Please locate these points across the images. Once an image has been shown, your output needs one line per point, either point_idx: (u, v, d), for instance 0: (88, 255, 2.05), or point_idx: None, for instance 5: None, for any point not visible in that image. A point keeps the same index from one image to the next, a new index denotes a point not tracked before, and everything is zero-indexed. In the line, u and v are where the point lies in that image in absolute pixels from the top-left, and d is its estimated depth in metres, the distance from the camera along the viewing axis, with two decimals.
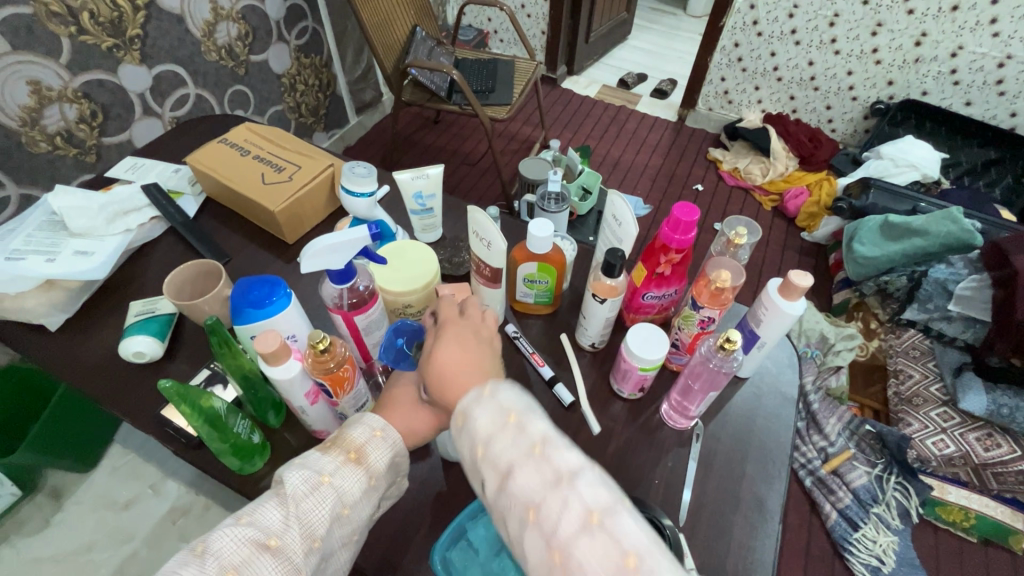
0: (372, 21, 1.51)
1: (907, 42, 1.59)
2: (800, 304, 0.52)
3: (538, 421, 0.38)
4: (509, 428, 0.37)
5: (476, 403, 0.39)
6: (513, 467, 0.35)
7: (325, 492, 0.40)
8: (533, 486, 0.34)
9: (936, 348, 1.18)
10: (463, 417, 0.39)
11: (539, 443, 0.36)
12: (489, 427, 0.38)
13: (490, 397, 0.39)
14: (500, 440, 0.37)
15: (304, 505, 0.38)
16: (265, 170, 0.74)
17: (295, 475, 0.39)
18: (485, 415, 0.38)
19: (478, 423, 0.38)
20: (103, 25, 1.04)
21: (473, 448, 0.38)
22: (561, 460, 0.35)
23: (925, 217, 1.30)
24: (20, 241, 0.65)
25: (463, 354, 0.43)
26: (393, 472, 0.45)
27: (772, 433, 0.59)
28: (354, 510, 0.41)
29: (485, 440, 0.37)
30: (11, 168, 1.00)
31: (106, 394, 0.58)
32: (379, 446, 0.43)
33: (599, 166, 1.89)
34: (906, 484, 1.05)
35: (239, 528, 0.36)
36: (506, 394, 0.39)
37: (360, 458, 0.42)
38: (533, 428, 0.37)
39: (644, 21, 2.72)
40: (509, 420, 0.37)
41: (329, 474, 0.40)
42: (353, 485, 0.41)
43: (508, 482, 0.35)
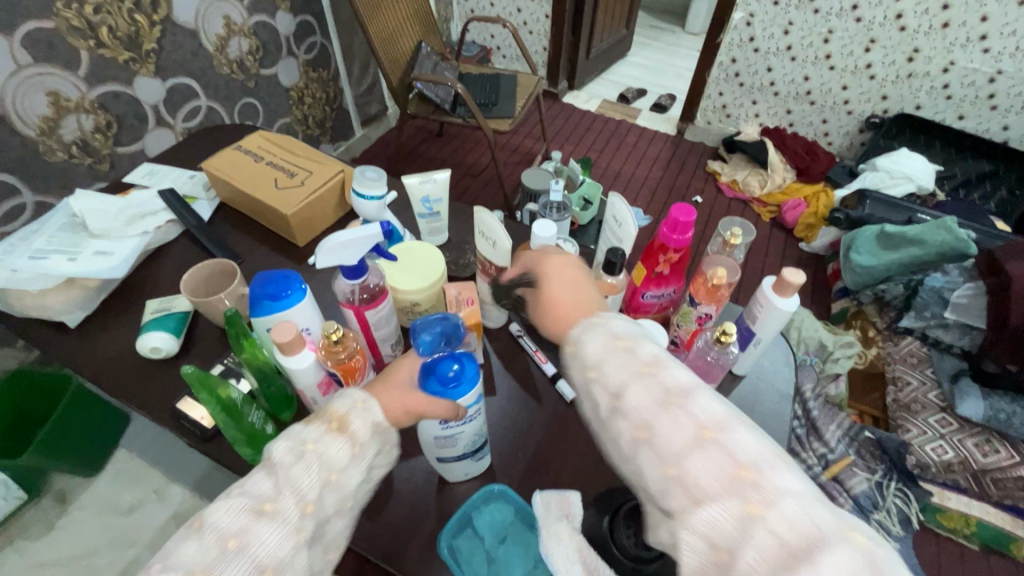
0: (379, 36, 1.56)
1: (899, 58, 1.63)
2: (794, 301, 0.54)
3: (647, 347, 0.41)
4: (619, 352, 0.41)
5: (586, 331, 0.44)
6: (624, 386, 0.39)
7: (311, 458, 0.40)
8: (642, 406, 0.37)
9: (934, 355, 1.20)
10: (575, 346, 0.44)
11: (648, 365, 0.39)
12: (601, 353, 0.42)
13: (602, 324, 0.44)
14: (612, 364, 0.41)
15: (294, 473, 0.39)
16: (279, 176, 0.77)
17: (279, 445, 0.40)
18: (596, 343, 0.42)
19: (590, 350, 0.42)
20: (120, 39, 1.08)
21: (584, 372, 0.42)
22: (671, 380, 0.38)
23: (921, 226, 1.33)
24: (42, 241, 0.67)
25: (562, 297, 0.48)
26: (380, 438, 0.45)
27: (769, 429, 0.61)
28: (344, 476, 0.42)
29: (596, 364, 0.41)
30: (28, 175, 1.03)
31: (123, 388, 0.60)
32: (359, 414, 0.43)
33: (601, 178, 1.93)
34: (905, 490, 1.06)
35: (232, 499, 0.37)
36: (615, 324, 0.44)
37: (344, 427, 0.43)
38: (643, 353, 0.40)
39: (643, 38, 2.78)
40: (618, 346, 0.41)
41: (313, 442, 0.41)
42: (338, 451, 0.41)
43: (620, 400, 0.39)
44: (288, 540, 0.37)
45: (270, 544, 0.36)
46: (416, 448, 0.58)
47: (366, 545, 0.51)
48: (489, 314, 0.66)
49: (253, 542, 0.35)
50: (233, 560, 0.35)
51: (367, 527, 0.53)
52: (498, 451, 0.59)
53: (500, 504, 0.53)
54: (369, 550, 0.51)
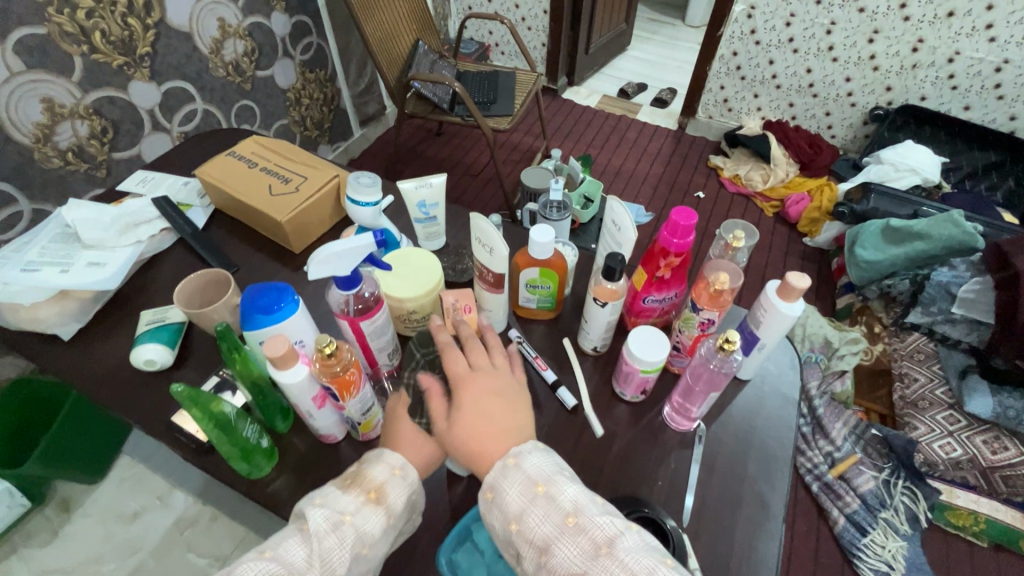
0: (376, 35, 1.55)
1: (903, 48, 1.61)
2: (799, 305, 0.53)
3: (567, 491, 0.40)
4: (539, 500, 0.40)
5: (503, 476, 0.41)
6: (550, 541, 0.38)
7: (347, 531, 0.40)
8: (573, 558, 0.37)
9: (941, 351, 1.20)
10: (493, 493, 0.41)
11: (571, 514, 0.39)
12: (520, 501, 0.40)
13: (517, 467, 0.41)
14: (534, 515, 0.39)
15: (326, 543, 0.39)
16: (273, 182, 0.76)
17: (318, 514, 0.40)
18: (513, 490, 0.40)
19: (510, 499, 0.40)
20: (113, 43, 1.07)
21: (505, 523, 0.40)
22: (596, 529, 0.38)
23: (928, 220, 1.31)
24: (34, 252, 0.66)
25: (494, 424, 0.43)
26: (410, 511, 0.46)
27: (774, 434, 0.59)
28: (373, 550, 0.42)
29: (517, 515, 0.40)
30: (24, 183, 1.02)
31: (118, 401, 0.59)
32: (397, 484, 0.44)
33: (601, 175, 1.91)
34: (914, 488, 1.05)
35: (262, 562, 0.36)
36: (532, 464, 0.42)
37: (380, 498, 0.43)
38: (564, 498, 0.40)
39: (643, 32, 2.76)
40: (538, 492, 0.40)
41: (351, 514, 0.41)
42: (374, 524, 0.42)
43: (549, 556, 0.38)
44: None
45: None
46: None
47: None
48: (487, 321, 0.65)
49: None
50: None
51: None
52: None
53: None
54: None
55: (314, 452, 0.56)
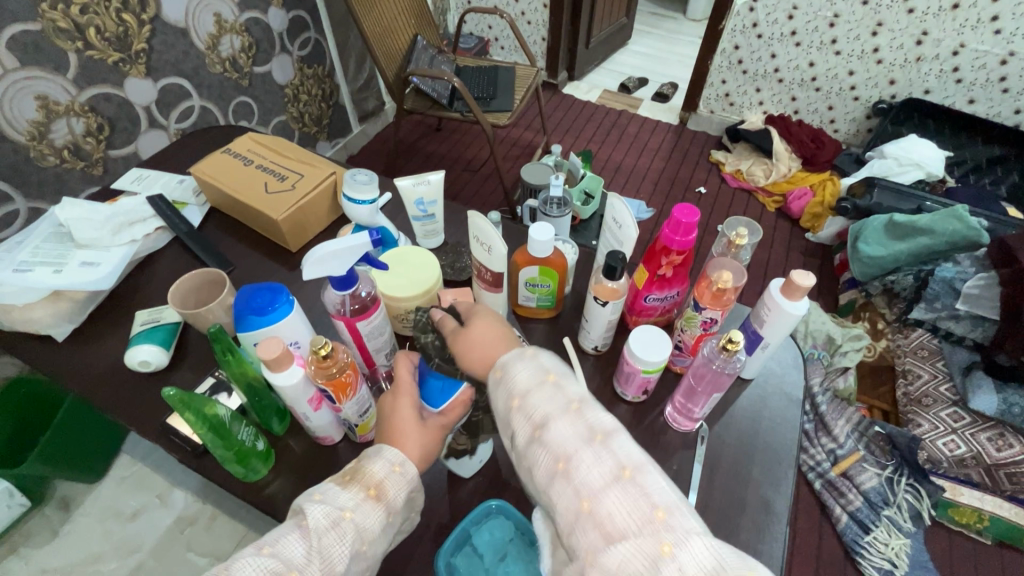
0: (374, 30, 1.53)
1: (908, 41, 1.59)
2: (804, 304, 0.52)
3: (574, 385, 0.41)
4: (547, 387, 0.41)
5: (516, 360, 0.43)
6: (548, 418, 0.39)
7: (347, 528, 0.39)
8: (568, 441, 0.37)
9: (945, 347, 1.19)
10: (503, 370, 0.43)
11: (576, 404, 0.39)
12: (530, 381, 0.41)
13: (532, 356, 0.43)
14: (539, 395, 0.40)
15: (326, 540, 0.38)
16: (268, 179, 0.75)
17: (318, 510, 0.39)
18: (525, 371, 0.42)
19: (517, 377, 0.41)
20: (109, 40, 1.06)
21: (508, 399, 0.41)
22: (596, 420, 0.38)
23: (931, 215, 1.30)
24: (28, 252, 0.65)
25: (492, 331, 0.47)
26: (409, 507, 0.45)
27: (778, 435, 0.58)
28: (373, 547, 0.41)
29: (522, 393, 0.41)
30: (20, 182, 1.01)
31: (113, 403, 0.59)
32: (397, 480, 0.43)
33: (602, 170, 1.89)
34: (917, 485, 1.05)
35: (261, 559, 0.36)
36: (545, 358, 0.43)
37: (381, 495, 0.42)
38: (573, 391, 0.40)
39: (644, 26, 2.73)
40: (549, 379, 0.41)
41: (350, 510, 0.40)
42: (373, 521, 0.41)
43: (544, 432, 0.38)
44: None
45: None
46: None
47: None
48: None
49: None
50: None
51: None
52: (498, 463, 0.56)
53: (500, 521, 0.52)
54: None
55: (311, 454, 0.56)
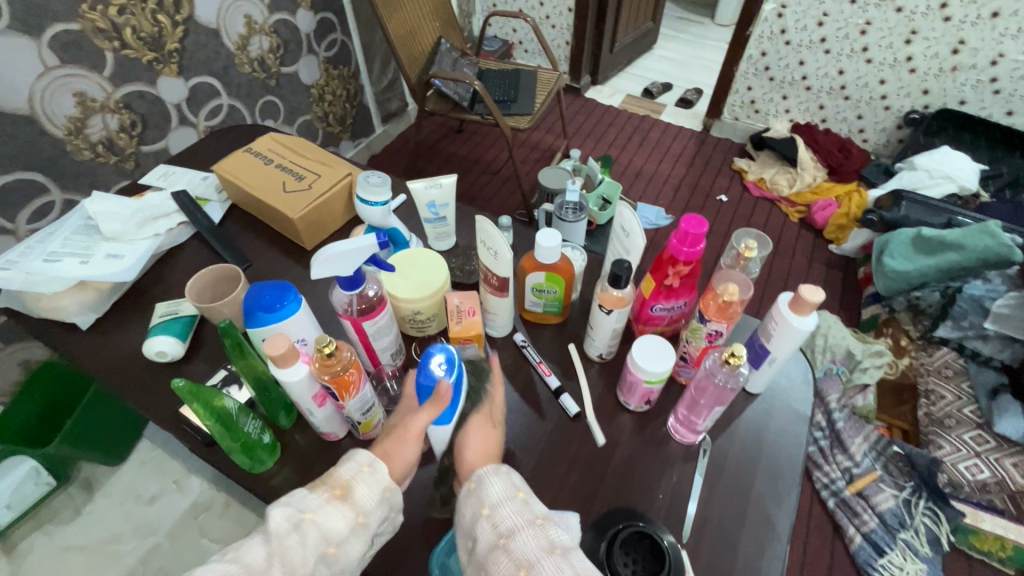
0: (398, 33, 1.55)
1: (943, 50, 1.54)
2: (812, 320, 0.51)
3: (542, 503, 0.41)
4: (516, 502, 0.41)
5: (493, 473, 0.43)
6: (513, 529, 0.39)
7: (309, 530, 0.39)
8: (528, 547, 0.37)
9: (971, 367, 1.16)
10: (477, 484, 0.42)
11: (541, 517, 0.40)
12: (500, 494, 0.41)
13: (505, 473, 0.43)
14: (507, 507, 0.40)
15: (287, 542, 0.37)
16: (287, 178, 0.77)
17: (278, 512, 0.39)
18: (498, 484, 0.42)
19: (490, 489, 0.41)
20: (144, 39, 1.10)
21: (477, 509, 0.41)
22: (559, 533, 0.39)
23: (962, 230, 1.25)
24: (57, 243, 0.69)
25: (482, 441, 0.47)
26: (387, 505, 0.43)
27: (783, 450, 0.57)
28: (342, 550, 0.40)
29: (492, 502, 0.41)
30: (57, 174, 1.06)
31: (131, 391, 0.61)
32: (364, 479, 0.42)
33: (622, 176, 1.88)
34: (936, 510, 1.01)
35: (219, 564, 0.35)
36: (517, 477, 0.43)
37: (347, 494, 0.41)
38: (538, 506, 0.41)
39: (670, 31, 2.71)
40: (518, 494, 0.41)
41: (312, 511, 0.39)
42: (339, 521, 0.40)
43: (506, 543, 0.38)
44: None
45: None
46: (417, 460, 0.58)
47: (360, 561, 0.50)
48: (492, 323, 0.64)
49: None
50: None
51: None
52: None
53: None
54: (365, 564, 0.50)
55: (314, 450, 0.57)
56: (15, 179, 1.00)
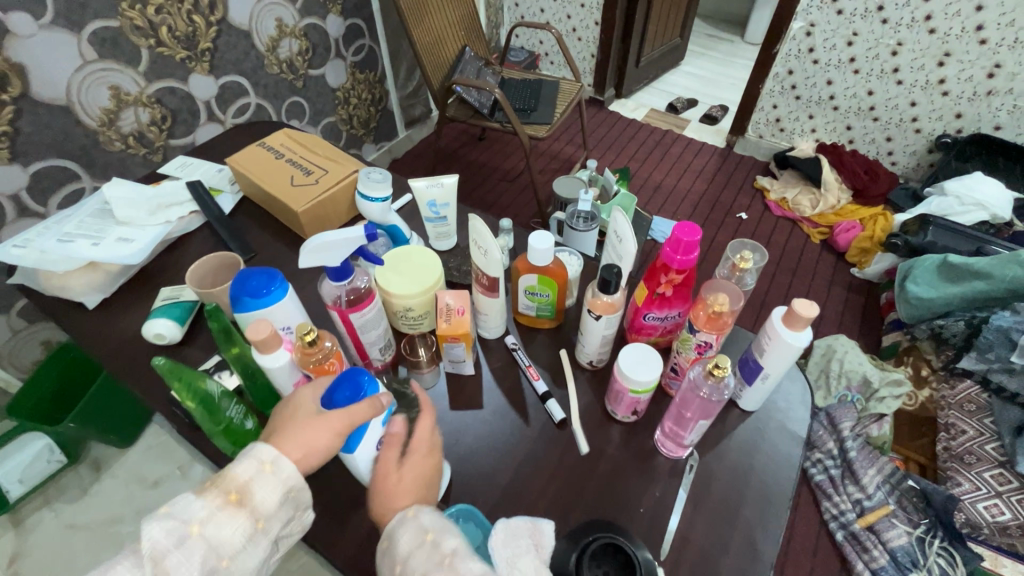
0: (424, 40, 1.59)
1: (978, 74, 1.50)
2: (805, 336, 0.49)
3: (452, 538, 0.40)
4: (425, 545, 0.39)
5: (400, 525, 0.41)
6: None
7: (194, 546, 0.35)
8: None
9: (996, 404, 1.09)
10: (389, 540, 0.41)
11: (450, 555, 0.38)
12: (408, 546, 0.39)
13: (413, 518, 0.41)
14: (417, 558, 0.39)
15: (169, 561, 0.34)
16: (295, 173, 0.78)
17: (155, 526, 0.35)
18: (404, 535, 0.40)
19: (399, 544, 0.40)
20: (178, 38, 1.15)
21: (391, 566, 0.40)
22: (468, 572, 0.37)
23: (990, 259, 1.21)
24: (73, 225, 0.71)
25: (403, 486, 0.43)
26: (292, 505, 0.40)
27: (774, 473, 0.55)
28: (235, 562, 0.37)
29: (403, 558, 0.39)
30: (88, 163, 1.10)
31: (129, 371, 0.63)
32: (264, 483, 0.39)
33: (640, 189, 1.87)
34: (951, 551, 0.97)
35: None
36: (427, 515, 0.41)
37: (244, 500, 0.38)
38: (447, 543, 0.39)
39: (698, 48, 2.70)
40: (425, 539, 0.39)
41: (199, 524, 0.36)
42: (232, 532, 0.37)
43: None
44: None
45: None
46: None
47: (332, 554, 0.51)
48: (484, 324, 0.64)
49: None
50: None
51: (333, 535, 0.52)
52: (477, 468, 0.55)
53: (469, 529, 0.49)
54: (334, 559, 0.50)
55: None
56: (49, 165, 1.04)
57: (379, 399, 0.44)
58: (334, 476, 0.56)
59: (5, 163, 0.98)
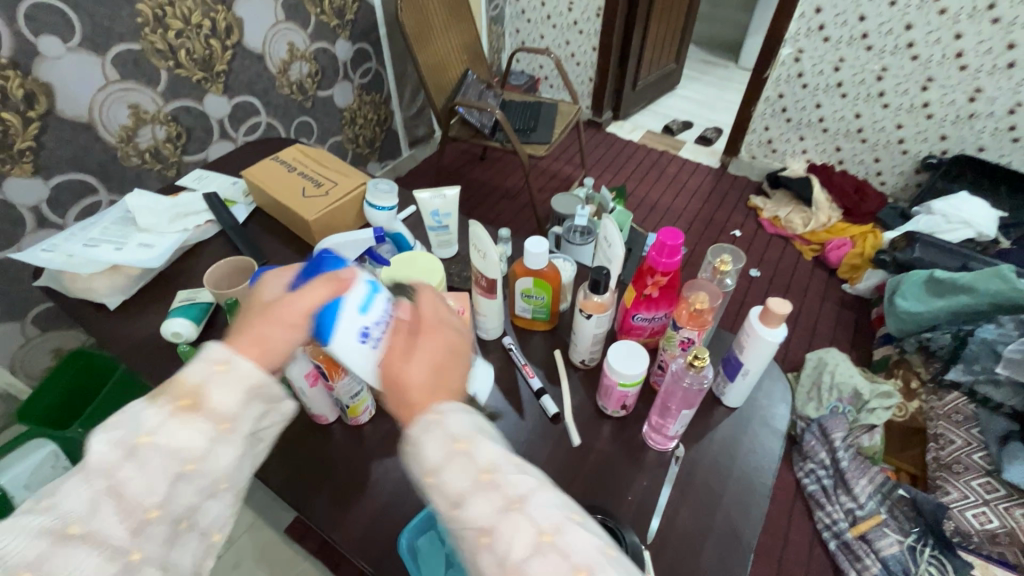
0: (428, 64, 1.66)
1: (960, 98, 1.56)
2: (780, 332, 0.53)
3: (487, 446, 0.37)
4: (457, 454, 0.36)
5: (424, 431, 0.37)
6: (463, 496, 0.34)
7: (148, 455, 0.35)
8: (482, 513, 0.33)
9: (982, 415, 1.12)
10: (415, 445, 0.37)
11: (487, 469, 0.35)
12: (439, 454, 0.36)
13: (438, 420, 0.38)
14: (451, 470, 0.35)
15: (121, 473, 0.34)
16: (306, 185, 0.83)
17: (101, 442, 0.35)
18: (432, 444, 0.37)
19: (427, 451, 0.37)
20: (196, 60, 1.21)
21: (422, 476, 0.37)
22: (510, 483, 0.34)
23: (973, 273, 1.25)
24: (97, 232, 0.76)
25: (421, 383, 0.41)
26: (260, 402, 0.40)
27: (755, 465, 0.58)
28: (205, 463, 0.37)
29: (435, 468, 0.36)
30: (106, 177, 1.16)
31: (148, 368, 0.66)
32: (218, 383, 0.38)
33: (637, 207, 1.93)
34: (943, 560, 0.98)
35: (29, 519, 0.31)
36: (455, 419, 0.38)
37: (197, 403, 0.38)
38: (482, 454, 0.36)
39: (694, 72, 2.79)
40: (457, 447, 0.36)
41: (148, 434, 0.36)
42: (188, 436, 0.36)
43: (461, 509, 0.34)
44: (114, 562, 0.32)
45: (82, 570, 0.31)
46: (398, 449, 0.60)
47: (337, 536, 0.54)
48: (483, 325, 0.68)
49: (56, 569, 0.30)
50: None
51: (338, 519, 0.55)
52: None
53: None
54: (340, 541, 0.53)
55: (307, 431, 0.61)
56: (69, 179, 1.09)
57: (335, 277, 0.46)
58: (340, 465, 0.59)
59: (28, 176, 1.03)
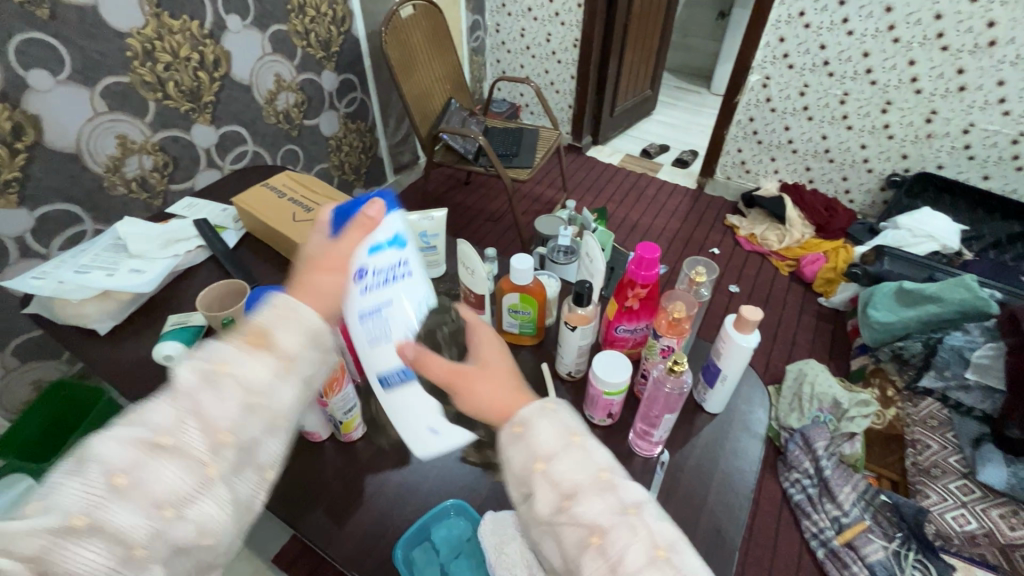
0: (413, 93, 1.71)
1: (917, 119, 1.66)
2: (753, 337, 0.57)
3: (603, 453, 0.39)
4: (573, 448, 0.38)
5: (538, 415, 0.40)
6: (579, 489, 0.36)
7: (225, 383, 0.39)
8: (598, 512, 0.35)
9: (955, 417, 1.16)
10: (524, 427, 0.39)
11: (606, 471, 0.37)
12: (554, 443, 0.38)
13: (552, 411, 0.40)
14: (566, 460, 0.37)
15: (201, 397, 0.38)
16: (297, 210, 0.86)
17: (185, 368, 0.39)
18: (549, 431, 0.38)
19: (542, 437, 0.38)
20: (184, 92, 1.24)
21: (530, 461, 0.38)
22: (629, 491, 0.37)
23: (938, 284, 1.32)
24: (88, 258, 0.77)
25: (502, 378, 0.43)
26: (319, 348, 0.44)
27: (737, 468, 0.61)
28: (271, 398, 0.40)
29: (547, 454, 0.37)
30: (93, 207, 1.16)
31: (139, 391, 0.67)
32: (283, 326, 0.42)
33: (618, 228, 1.98)
34: (926, 563, 1.00)
35: (126, 430, 0.36)
36: (567, 415, 0.40)
37: (266, 340, 0.41)
38: (600, 456, 0.38)
39: (669, 99, 2.90)
40: (575, 441, 0.38)
41: (226, 364, 0.39)
42: (260, 370, 0.40)
43: (573, 504, 0.36)
44: (193, 475, 0.36)
45: (168, 480, 0.35)
46: (392, 463, 0.61)
47: (331, 550, 0.54)
48: None
49: (145, 478, 0.35)
50: (121, 497, 0.34)
51: (333, 532, 0.56)
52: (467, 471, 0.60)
53: (459, 521, 0.58)
54: (334, 555, 0.54)
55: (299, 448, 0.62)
56: (56, 209, 1.10)
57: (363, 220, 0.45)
58: (334, 481, 0.60)
59: (13, 207, 1.03)
